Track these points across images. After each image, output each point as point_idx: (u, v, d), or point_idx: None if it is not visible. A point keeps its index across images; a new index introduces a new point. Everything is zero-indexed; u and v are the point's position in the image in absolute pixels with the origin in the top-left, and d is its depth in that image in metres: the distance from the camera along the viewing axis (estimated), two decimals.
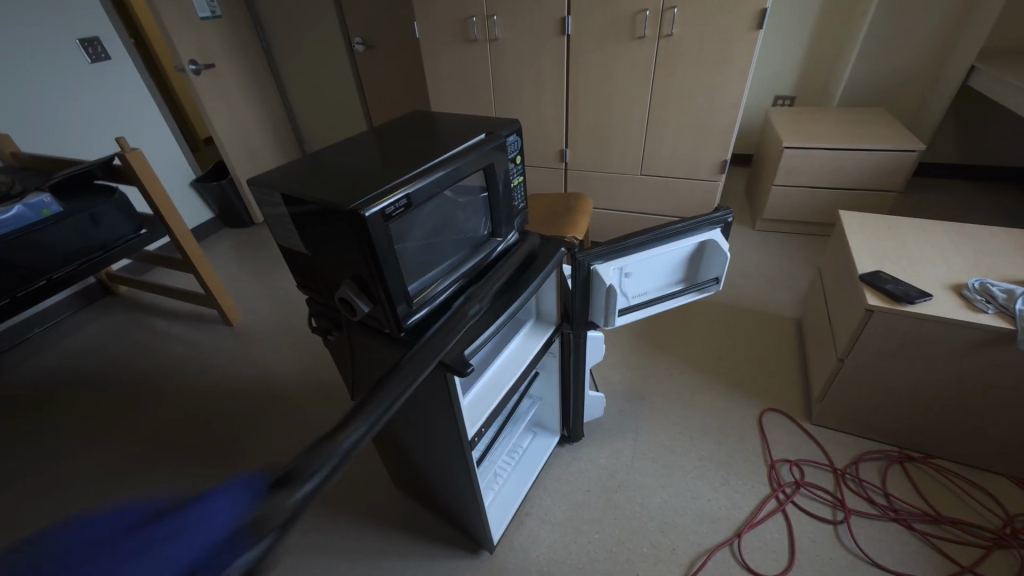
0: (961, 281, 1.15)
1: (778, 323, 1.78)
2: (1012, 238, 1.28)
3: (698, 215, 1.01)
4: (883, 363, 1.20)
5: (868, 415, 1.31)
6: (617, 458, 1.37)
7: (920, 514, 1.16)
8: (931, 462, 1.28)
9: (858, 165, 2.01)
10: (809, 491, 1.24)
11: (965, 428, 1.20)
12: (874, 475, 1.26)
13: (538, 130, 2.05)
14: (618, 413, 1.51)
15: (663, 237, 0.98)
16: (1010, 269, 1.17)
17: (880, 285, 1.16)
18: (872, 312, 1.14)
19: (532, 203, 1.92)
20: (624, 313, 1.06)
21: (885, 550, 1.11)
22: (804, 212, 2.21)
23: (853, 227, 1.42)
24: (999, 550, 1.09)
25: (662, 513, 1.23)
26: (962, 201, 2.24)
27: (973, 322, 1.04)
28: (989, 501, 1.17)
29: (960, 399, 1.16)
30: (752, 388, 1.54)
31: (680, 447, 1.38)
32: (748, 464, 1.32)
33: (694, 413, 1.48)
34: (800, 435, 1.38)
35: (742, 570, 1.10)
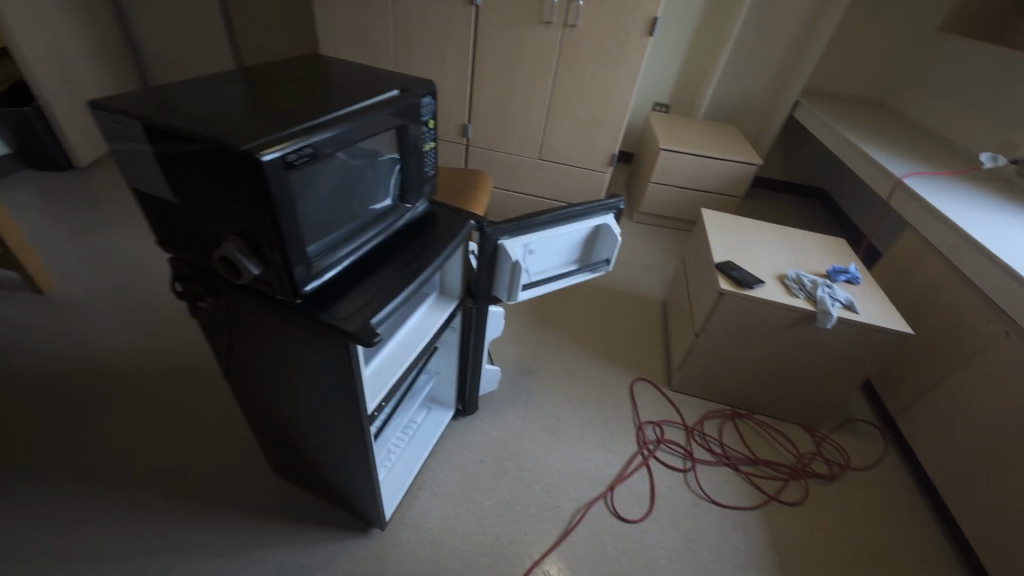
0: (784, 272, 1.44)
1: (648, 305, 2.02)
2: (817, 241, 1.63)
3: (595, 200, 1.09)
4: (727, 338, 1.44)
5: (712, 381, 1.57)
6: (508, 428, 1.44)
7: (744, 458, 1.44)
8: (753, 417, 1.59)
9: (716, 173, 2.35)
10: (667, 446, 1.45)
11: (776, 389, 1.52)
12: (714, 430, 1.52)
13: (441, 101, 1.99)
14: (510, 386, 1.58)
15: (565, 217, 1.04)
16: (814, 265, 1.49)
17: (729, 273, 1.40)
18: (723, 295, 1.36)
19: None
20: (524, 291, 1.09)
21: (719, 489, 1.35)
22: (672, 209, 2.51)
23: (711, 224, 1.67)
24: (794, 481, 1.40)
25: (547, 476, 1.33)
26: (782, 210, 2.76)
27: (790, 305, 1.31)
28: (788, 444, 1.51)
29: (776, 366, 1.45)
30: (626, 362, 1.73)
31: (565, 416, 1.50)
32: (621, 427, 1.49)
33: (577, 383, 1.62)
34: (661, 399, 1.60)
35: (612, 518, 1.25)
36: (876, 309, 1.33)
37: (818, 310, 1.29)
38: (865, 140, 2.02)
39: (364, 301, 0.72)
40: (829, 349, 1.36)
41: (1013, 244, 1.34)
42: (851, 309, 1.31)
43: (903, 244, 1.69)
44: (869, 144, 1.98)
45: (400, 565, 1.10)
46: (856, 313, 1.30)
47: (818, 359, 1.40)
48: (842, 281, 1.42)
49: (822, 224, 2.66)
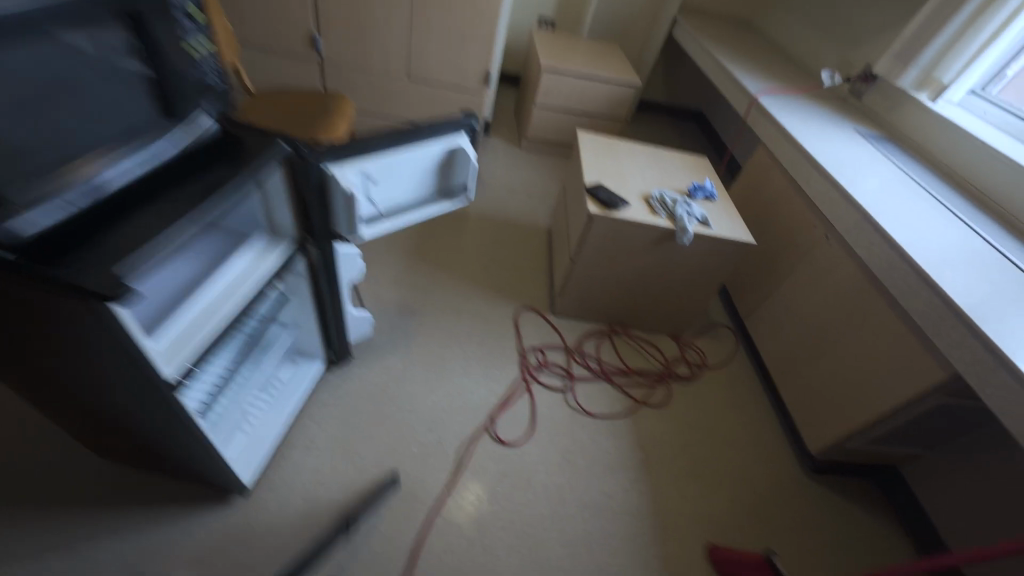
0: (649, 192, 1.47)
1: (534, 235, 2.00)
2: (682, 160, 1.68)
3: (443, 118, 0.97)
4: (599, 260, 1.48)
5: (590, 303, 1.63)
6: (387, 371, 1.38)
7: (617, 370, 1.55)
8: (627, 331, 1.69)
9: (597, 95, 2.30)
10: (548, 368, 1.50)
11: (646, 304, 1.61)
12: (592, 348, 1.60)
13: (278, 5, 1.66)
14: (389, 328, 1.50)
15: (409, 139, 0.92)
16: (677, 183, 1.54)
17: (597, 195, 1.40)
18: (592, 219, 1.36)
19: (276, 100, 1.58)
20: (371, 225, 0.98)
21: (594, 402, 1.45)
22: (559, 134, 2.46)
23: (586, 146, 1.64)
24: (660, 385, 1.54)
25: (429, 413, 1.31)
26: (664, 133, 2.84)
27: (652, 224, 1.35)
28: (657, 353, 1.64)
29: (644, 282, 1.53)
30: (511, 292, 1.73)
31: (448, 352, 1.48)
32: (505, 356, 1.51)
33: (462, 318, 1.59)
34: (544, 325, 1.64)
35: (495, 444, 1.29)
36: (726, 223, 1.42)
37: (676, 228, 1.35)
38: (730, 59, 2.08)
39: (118, 246, 0.57)
40: (688, 264, 1.46)
41: (838, 156, 1.49)
42: (705, 224, 1.39)
43: (756, 161, 1.82)
44: (733, 63, 2.04)
45: (269, 527, 1.04)
46: (709, 228, 1.38)
47: (678, 273, 1.49)
48: (700, 198, 1.49)
49: (698, 146, 2.78)
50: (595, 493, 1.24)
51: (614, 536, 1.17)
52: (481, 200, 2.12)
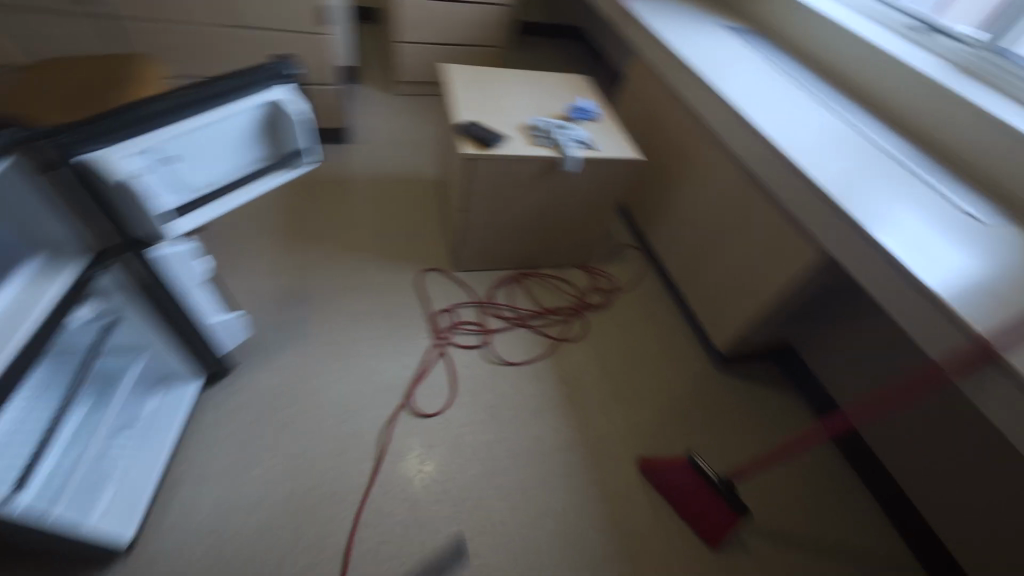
0: (528, 121, 1.36)
1: (424, 188, 1.84)
2: (560, 81, 1.57)
3: (243, 72, 0.80)
4: (490, 203, 1.38)
5: (493, 251, 1.55)
6: (282, 371, 1.24)
7: (532, 313, 1.52)
8: (537, 272, 1.65)
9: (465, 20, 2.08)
10: (461, 328, 1.43)
11: (549, 240, 1.57)
12: (504, 296, 1.55)
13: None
14: (275, 325, 1.33)
15: (201, 101, 0.74)
16: (556, 108, 1.45)
17: (472, 133, 1.27)
18: (471, 160, 1.24)
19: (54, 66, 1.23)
20: (186, 214, 0.80)
21: (514, 351, 1.42)
22: (434, 71, 2.23)
23: (454, 80, 1.48)
24: (576, 318, 1.54)
25: (338, 404, 1.21)
26: (547, 55, 2.69)
27: (534, 155, 1.26)
28: (569, 287, 1.63)
29: (542, 218, 1.47)
30: (409, 255, 1.60)
31: (349, 335, 1.35)
32: (413, 325, 1.41)
33: (359, 295, 1.45)
34: (450, 283, 1.55)
35: (416, 419, 1.22)
36: (610, 141, 1.37)
37: (560, 155, 1.28)
38: None
39: None
40: (580, 192, 1.41)
41: (707, 55, 1.47)
42: (589, 146, 1.32)
43: (633, 72, 1.76)
44: None
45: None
46: (593, 150, 1.32)
47: (573, 203, 1.44)
48: (582, 120, 1.41)
49: (583, 66, 2.68)
50: (526, 440, 1.24)
51: (550, 476, 1.18)
52: (360, 160, 1.90)
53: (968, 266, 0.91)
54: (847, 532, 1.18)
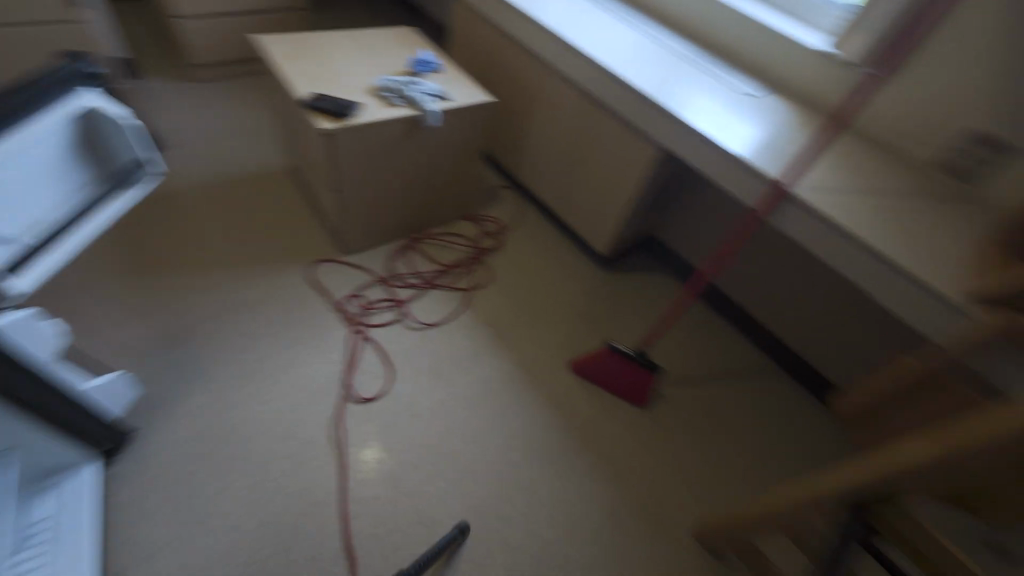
0: (374, 83, 1.32)
1: (277, 180, 1.68)
2: (390, 37, 1.53)
3: (37, 80, 0.70)
4: (362, 176, 1.34)
5: (378, 224, 1.52)
6: (196, 415, 1.11)
7: (437, 273, 1.56)
8: (426, 234, 1.67)
9: None
10: (374, 308, 1.41)
11: (431, 199, 1.58)
12: (404, 265, 1.55)
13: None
14: (164, 371, 1.16)
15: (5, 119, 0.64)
16: (397, 64, 1.41)
17: (321, 106, 1.19)
18: (330, 135, 1.17)
19: None
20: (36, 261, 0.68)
21: (432, 312, 1.46)
22: (235, 48, 1.94)
23: (275, 52, 1.33)
24: (478, 265, 1.62)
25: (275, 423, 1.14)
26: (356, 11, 2.50)
27: (394, 117, 1.25)
28: (461, 239, 1.69)
29: (418, 179, 1.48)
30: (288, 253, 1.48)
31: (257, 353, 1.24)
32: (323, 320, 1.35)
33: (250, 310, 1.32)
34: (345, 268, 1.49)
35: (364, 406, 1.22)
36: (461, 89, 1.40)
37: (419, 111, 1.28)
38: None
39: None
40: (446, 144, 1.44)
41: None
42: (443, 98, 1.34)
43: (456, 16, 1.77)
44: None
45: None
46: (448, 100, 1.35)
47: (443, 157, 1.47)
48: (427, 73, 1.41)
49: (397, 17, 2.57)
50: (473, 385, 1.33)
51: (505, 406, 1.30)
52: (185, 166, 1.64)
53: (754, 132, 1.21)
54: (725, 358, 1.54)
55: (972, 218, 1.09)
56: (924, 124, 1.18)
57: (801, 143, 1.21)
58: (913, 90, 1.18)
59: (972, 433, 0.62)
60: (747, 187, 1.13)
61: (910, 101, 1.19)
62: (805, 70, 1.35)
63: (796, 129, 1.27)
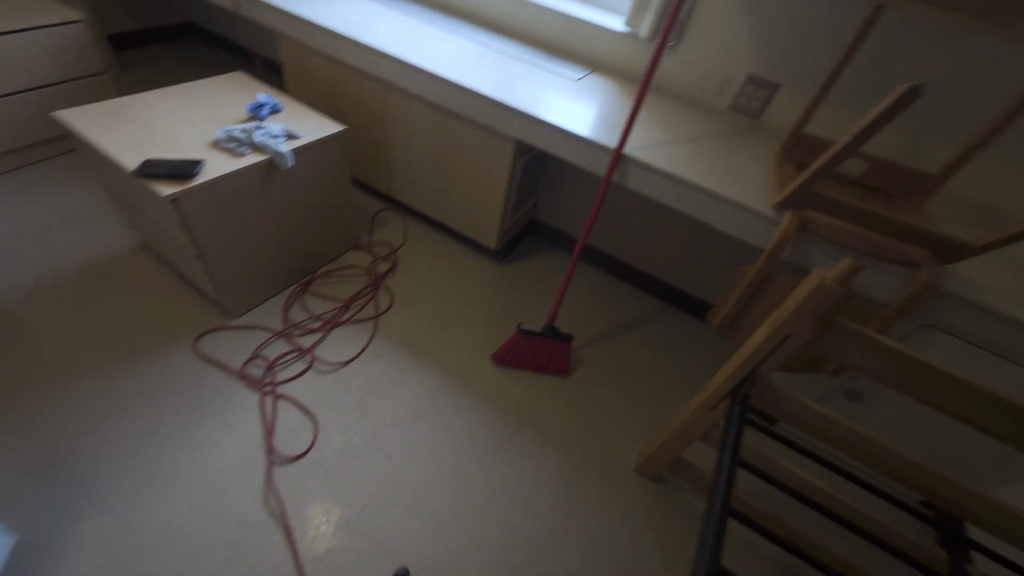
0: (212, 137, 1.25)
1: (127, 261, 1.51)
2: (217, 86, 1.45)
3: None
4: (227, 235, 1.27)
5: (260, 278, 1.45)
6: (100, 541, 0.98)
7: (338, 310, 1.52)
8: (316, 274, 1.62)
9: (36, 54, 1.61)
10: (279, 364, 1.35)
11: (310, 239, 1.54)
12: (301, 312, 1.49)
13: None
14: (44, 509, 1.01)
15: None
16: (233, 113, 1.35)
17: (157, 172, 1.11)
18: (177, 200, 1.10)
19: None
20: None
21: (344, 349, 1.43)
22: (31, 128, 1.70)
23: (85, 126, 1.21)
24: (379, 291, 1.62)
25: (200, 515, 1.05)
26: (172, 64, 2.31)
27: (245, 166, 1.20)
28: (354, 270, 1.67)
29: (291, 222, 1.44)
30: (163, 334, 1.35)
31: (156, 450, 1.12)
32: (224, 393, 1.26)
33: (134, 407, 1.19)
34: (235, 333, 1.39)
35: (296, 463, 1.17)
36: (310, 124, 1.39)
37: (271, 155, 1.24)
38: None
39: None
40: (311, 182, 1.42)
41: (344, 19, 1.56)
42: (293, 136, 1.32)
43: (285, 52, 1.72)
44: None
45: None
46: (299, 138, 1.33)
47: (311, 194, 1.44)
48: (268, 115, 1.37)
49: (222, 62, 2.42)
50: (404, 406, 1.33)
51: (441, 416, 1.33)
52: (5, 274, 1.41)
53: (588, 110, 1.37)
54: (624, 310, 1.72)
55: (764, 145, 1.35)
56: (714, 78, 1.43)
57: (626, 113, 1.40)
58: (697, 52, 1.42)
59: (803, 294, 0.76)
60: (594, 159, 1.28)
61: (698, 61, 1.43)
62: (615, 49, 1.54)
63: (621, 101, 1.46)
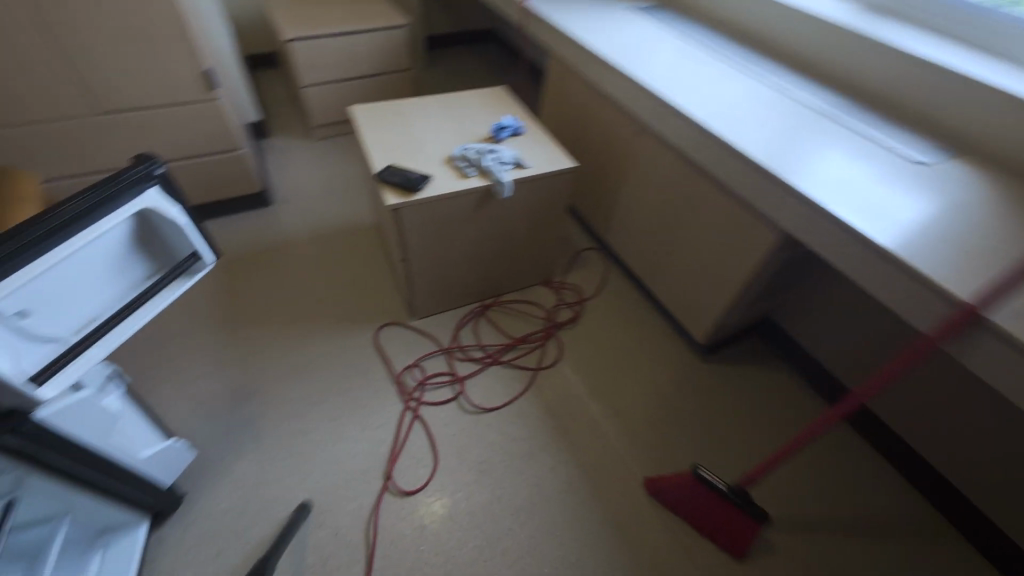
0: (449, 152, 1.26)
1: (364, 236, 1.72)
2: (477, 99, 1.49)
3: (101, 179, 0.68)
4: (430, 247, 1.29)
5: (447, 291, 1.45)
6: (242, 484, 1.11)
7: (504, 348, 1.43)
8: (499, 301, 1.56)
9: (368, 49, 1.95)
10: (431, 383, 1.33)
11: (504, 265, 1.48)
12: (470, 336, 1.45)
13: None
14: (226, 433, 1.19)
15: (53, 232, 0.63)
16: (478, 129, 1.35)
17: (392, 179, 1.15)
18: (398, 210, 1.13)
19: None
20: (51, 380, 0.65)
21: (492, 394, 1.32)
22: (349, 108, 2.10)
23: (363, 121, 1.36)
24: (549, 342, 1.46)
25: (313, 503, 1.10)
26: (464, 67, 2.59)
27: (465, 189, 1.17)
28: (535, 309, 1.55)
29: (491, 247, 1.39)
30: (360, 312, 1.48)
31: (310, 423, 1.23)
32: (378, 392, 1.30)
33: (311, 375, 1.32)
34: (410, 335, 1.44)
35: (403, 498, 1.12)
36: (542, 154, 1.28)
37: (493, 182, 1.19)
38: None
39: None
40: (522, 213, 1.33)
41: (621, 45, 1.40)
42: (520, 166, 1.24)
43: (551, 71, 1.68)
44: None
45: None
46: (525, 168, 1.24)
47: (518, 225, 1.36)
48: (508, 137, 1.32)
49: (502, 69, 2.60)
50: (525, 488, 1.15)
51: (559, 522, 1.10)
52: (289, 221, 1.76)
53: (924, 216, 0.88)
54: (864, 504, 1.15)
55: None
56: None
57: (1002, 236, 0.85)
58: None
59: None
60: (912, 299, 0.80)
61: None
62: (1011, 127, 0.98)
63: (994, 212, 0.90)
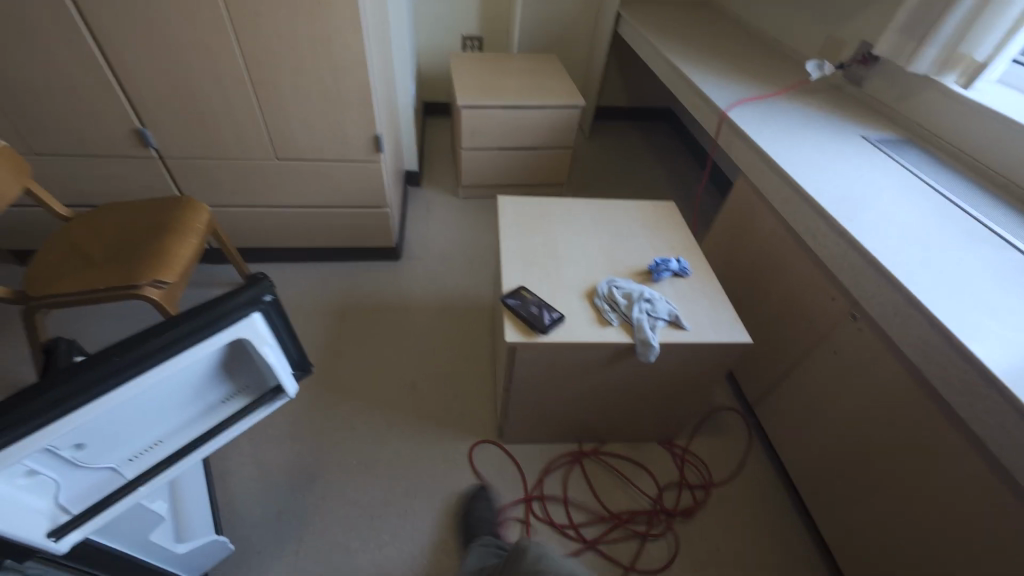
0: (593, 284, 1.06)
1: (475, 319, 1.60)
2: (640, 215, 1.27)
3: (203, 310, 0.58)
4: (541, 384, 1.08)
5: (545, 425, 1.23)
6: None
7: (592, 520, 1.15)
8: (602, 450, 1.28)
9: (533, 124, 1.87)
10: (497, 539, 1.10)
11: (621, 416, 1.21)
12: (557, 488, 1.20)
13: (63, 90, 1.26)
14: (276, 520, 1.10)
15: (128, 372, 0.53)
16: (634, 258, 1.13)
17: (518, 308, 0.98)
18: (515, 348, 0.95)
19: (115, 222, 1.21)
20: (84, 522, 0.58)
21: None
22: (499, 175, 2.04)
23: (508, 218, 1.22)
24: (652, 533, 1.14)
25: None
26: (627, 147, 2.42)
27: (601, 341, 0.94)
28: (645, 478, 1.24)
29: (611, 398, 1.13)
30: (446, 414, 1.33)
31: (356, 541, 1.08)
32: (435, 528, 1.11)
33: (375, 477, 1.19)
34: (489, 462, 1.23)
35: None
36: (707, 315, 1.01)
37: (636, 341, 0.95)
38: (700, 62, 1.68)
39: None
40: (661, 374, 1.06)
41: (849, 193, 1.07)
42: (676, 324, 0.98)
43: (736, 193, 1.39)
44: (698, 64, 1.65)
45: None
46: (682, 329, 0.98)
47: (654, 383, 1.09)
48: (667, 278, 1.08)
49: (669, 157, 2.36)
50: None
51: None
52: (409, 281, 1.71)
53: None
54: None
55: None
56: None
57: None
58: None
59: None
60: None
61: None
62: None
63: None
